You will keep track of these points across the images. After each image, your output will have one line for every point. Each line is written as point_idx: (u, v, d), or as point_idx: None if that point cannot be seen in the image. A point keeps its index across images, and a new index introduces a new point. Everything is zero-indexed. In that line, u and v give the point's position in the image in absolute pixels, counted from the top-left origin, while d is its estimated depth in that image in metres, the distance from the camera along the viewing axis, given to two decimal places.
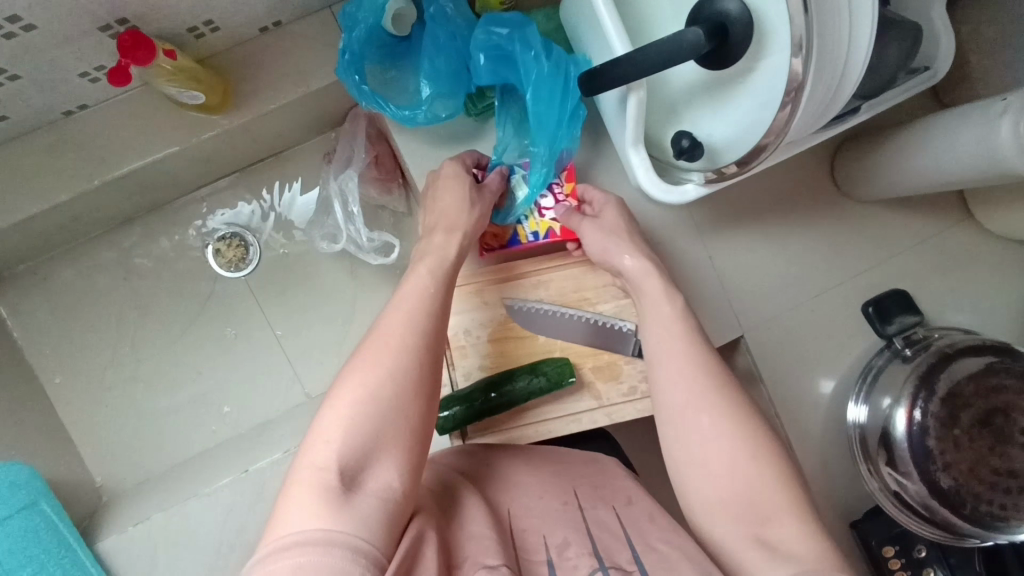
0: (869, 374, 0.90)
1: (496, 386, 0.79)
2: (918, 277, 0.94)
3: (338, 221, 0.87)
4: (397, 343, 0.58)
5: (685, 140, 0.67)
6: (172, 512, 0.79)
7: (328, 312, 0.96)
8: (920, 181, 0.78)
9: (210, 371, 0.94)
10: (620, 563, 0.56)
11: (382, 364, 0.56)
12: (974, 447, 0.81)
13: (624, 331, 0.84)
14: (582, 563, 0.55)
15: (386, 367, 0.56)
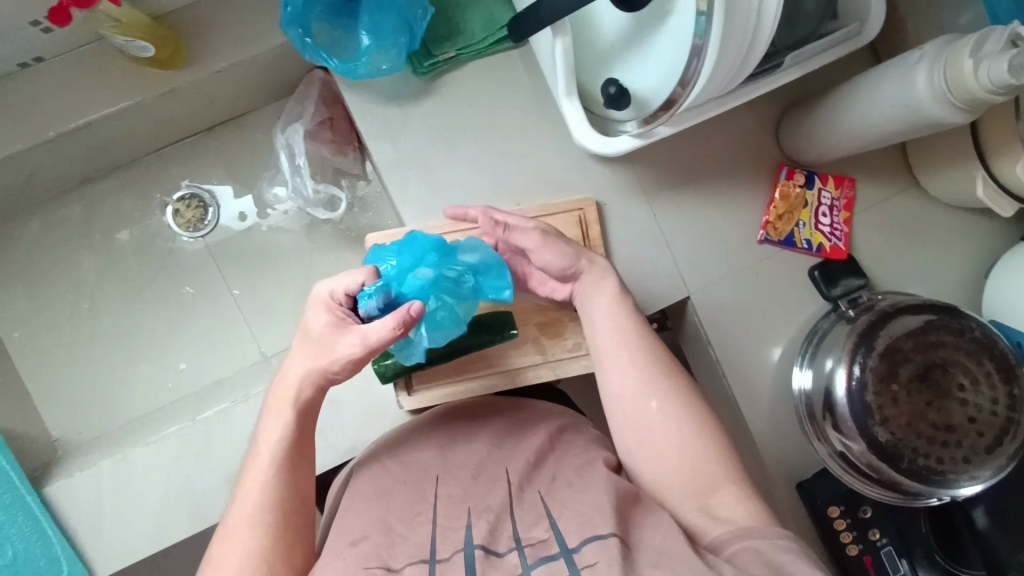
0: (814, 337, 0.91)
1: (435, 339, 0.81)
2: (865, 242, 0.95)
3: (284, 171, 0.92)
4: (271, 459, 0.62)
5: (612, 87, 0.69)
6: (119, 460, 0.82)
7: (284, 273, 0.98)
8: (853, 141, 0.79)
9: (167, 329, 0.97)
10: (537, 535, 0.60)
11: (255, 495, 0.61)
12: (912, 402, 0.82)
13: None
14: (501, 538, 0.60)
15: (259, 488, 0.61)
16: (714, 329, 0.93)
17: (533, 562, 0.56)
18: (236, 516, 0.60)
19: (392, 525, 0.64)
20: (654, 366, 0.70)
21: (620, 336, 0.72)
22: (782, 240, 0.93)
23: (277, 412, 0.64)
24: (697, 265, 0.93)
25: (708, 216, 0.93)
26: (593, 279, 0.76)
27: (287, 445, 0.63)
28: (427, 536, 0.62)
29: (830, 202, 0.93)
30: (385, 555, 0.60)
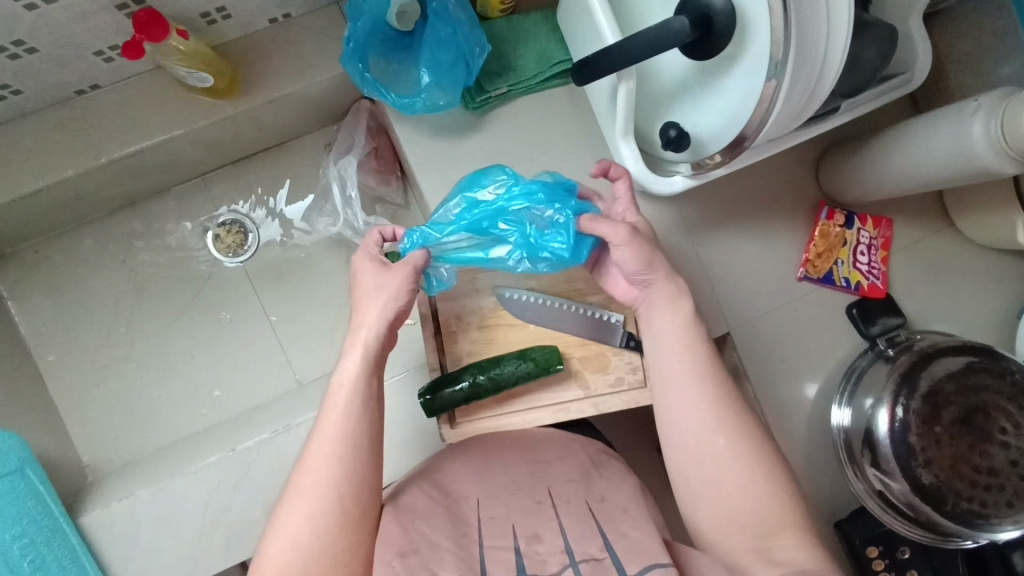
0: (853, 375, 0.91)
1: (488, 372, 0.81)
2: (901, 282, 0.96)
3: (336, 204, 0.90)
4: (338, 423, 0.63)
5: (672, 131, 0.71)
6: (157, 489, 0.80)
7: (322, 301, 0.98)
8: (899, 184, 0.81)
9: (203, 354, 0.96)
10: (590, 553, 0.58)
11: (322, 467, 0.61)
12: (954, 445, 0.82)
13: (612, 322, 0.85)
14: (552, 559, 0.58)
15: (329, 460, 0.61)
16: (752, 364, 0.94)
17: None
18: (305, 486, 0.60)
19: (438, 540, 0.60)
20: (716, 395, 0.65)
21: (696, 372, 0.66)
22: (820, 278, 0.94)
23: (344, 385, 0.65)
24: (737, 302, 0.93)
25: (748, 253, 0.93)
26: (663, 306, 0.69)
27: (354, 419, 0.63)
28: (474, 555, 0.59)
29: (868, 241, 0.94)
30: (434, 567, 0.56)
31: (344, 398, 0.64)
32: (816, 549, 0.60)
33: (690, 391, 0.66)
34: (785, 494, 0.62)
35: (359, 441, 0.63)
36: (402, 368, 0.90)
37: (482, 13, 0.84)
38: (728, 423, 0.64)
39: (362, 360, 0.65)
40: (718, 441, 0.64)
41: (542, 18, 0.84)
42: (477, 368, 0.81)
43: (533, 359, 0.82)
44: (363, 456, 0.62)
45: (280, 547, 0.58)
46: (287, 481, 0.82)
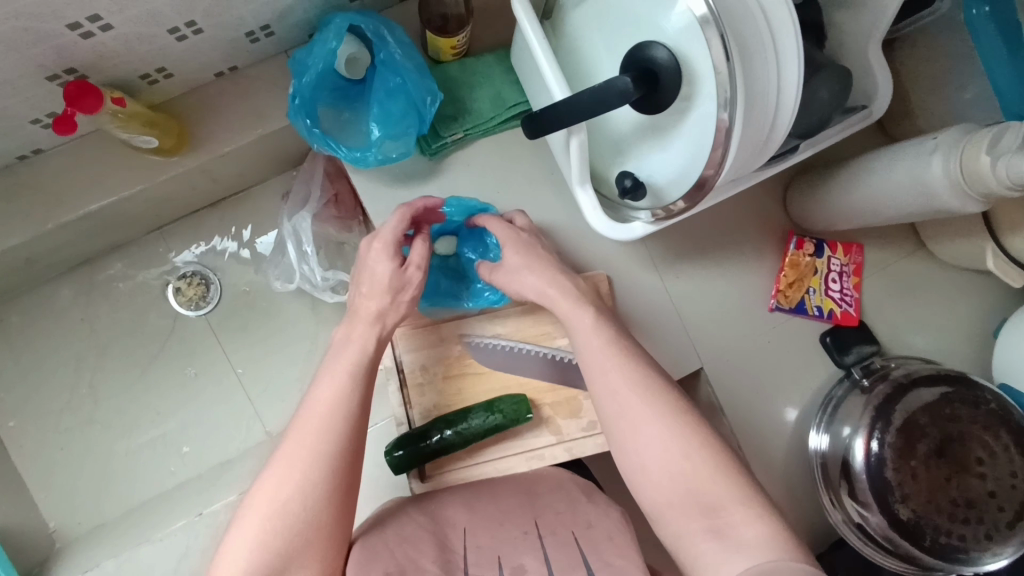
0: (829, 405, 0.90)
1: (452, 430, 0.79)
2: (876, 307, 0.95)
3: (291, 261, 0.87)
4: (315, 441, 0.59)
5: (628, 180, 0.69)
6: (122, 559, 0.79)
7: (290, 349, 0.97)
8: (866, 217, 0.80)
9: (169, 410, 0.94)
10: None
11: (283, 482, 0.57)
12: (930, 476, 0.81)
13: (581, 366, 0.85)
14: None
15: (293, 479, 0.57)
16: (728, 398, 0.92)
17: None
18: (260, 501, 0.57)
19: (425, 565, 0.60)
20: (637, 371, 0.65)
21: (607, 362, 0.66)
22: (793, 308, 0.92)
23: (323, 401, 0.62)
24: (709, 336, 0.92)
25: (718, 285, 0.92)
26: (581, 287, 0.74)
27: (339, 422, 0.61)
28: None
29: (839, 268, 0.93)
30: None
31: (322, 419, 0.61)
32: (767, 515, 0.56)
33: (611, 372, 0.66)
34: (727, 467, 0.59)
35: (331, 463, 0.59)
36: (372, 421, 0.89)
37: (435, 58, 0.82)
38: (652, 399, 0.63)
39: (354, 365, 0.64)
40: (646, 425, 0.62)
41: (496, 59, 0.83)
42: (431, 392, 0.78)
43: (498, 416, 0.80)
44: (337, 480, 0.59)
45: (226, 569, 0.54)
46: None
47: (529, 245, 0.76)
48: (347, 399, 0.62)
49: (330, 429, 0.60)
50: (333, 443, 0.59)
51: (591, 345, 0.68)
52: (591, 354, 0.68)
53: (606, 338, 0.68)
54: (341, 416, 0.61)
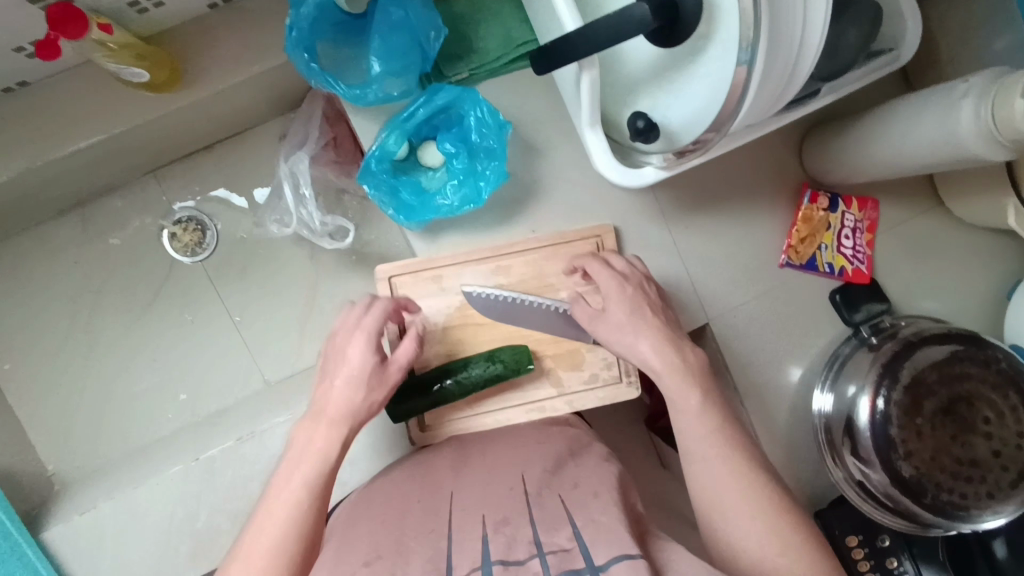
0: (836, 362, 0.89)
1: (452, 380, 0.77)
2: (889, 265, 0.93)
3: (287, 204, 0.83)
4: (313, 471, 0.60)
5: (640, 122, 0.65)
6: (120, 501, 0.79)
7: (288, 298, 0.95)
8: (887, 166, 0.77)
9: (166, 357, 0.93)
10: (559, 544, 0.54)
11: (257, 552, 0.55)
12: (935, 435, 0.80)
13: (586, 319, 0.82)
14: (520, 546, 0.54)
15: (289, 515, 0.57)
16: (732, 355, 0.91)
17: (556, 571, 0.50)
18: (234, 569, 0.55)
19: (408, 543, 0.57)
20: (642, 313, 0.70)
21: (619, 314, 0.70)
22: (803, 264, 0.90)
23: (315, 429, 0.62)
24: (716, 291, 0.90)
25: (728, 239, 0.89)
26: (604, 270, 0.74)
27: (334, 453, 0.61)
28: (443, 551, 0.56)
29: (854, 224, 0.90)
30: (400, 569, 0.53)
31: (298, 485, 0.59)
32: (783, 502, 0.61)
33: (617, 320, 0.70)
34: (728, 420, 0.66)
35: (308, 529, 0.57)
36: None
37: None
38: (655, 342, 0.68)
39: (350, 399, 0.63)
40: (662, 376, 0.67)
41: None
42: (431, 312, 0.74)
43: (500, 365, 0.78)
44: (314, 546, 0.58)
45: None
46: (255, 489, 0.80)
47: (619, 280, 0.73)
48: (345, 432, 0.63)
49: (327, 462, 0.60)
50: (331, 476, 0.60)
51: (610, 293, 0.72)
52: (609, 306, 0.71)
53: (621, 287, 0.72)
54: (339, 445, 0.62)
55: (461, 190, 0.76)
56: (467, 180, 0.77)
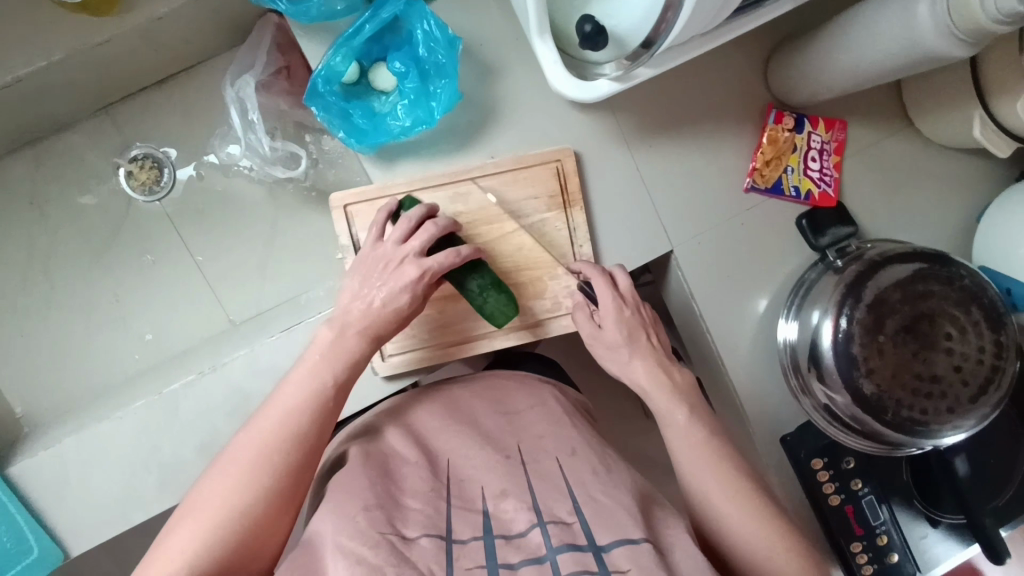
0: (801, 288, 0.89)
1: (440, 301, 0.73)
2: (857, 189, 0.91)
3: (236, 129, 0.83)
4: (263, 443, 0.63)
5: (588, 25, 0.64)
6: (83, 435, 0.79)
7: (250, 237, 0.94)
8: (849, 77, 0.75)
9: (129, 297, 0.93)
10: (559, 517, 0.58)
11: (226, 497, 0.60)
12: (898, 353, 0.80)
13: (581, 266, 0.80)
14: (519, 517, 0.58)
15: (230, 483, 0.61)
16: (698, 284, 0.90)
17: (557, 544, 0.54)
18: (202, 508, 0.60)
19: (406, 501, 0.59)
20: (643, 350, 0.76)
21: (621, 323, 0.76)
22: (768, 188, 0.89)
23: (279, 406, 0.65)
24: (682, 219, 0.88)
25: (693, 164, 0.88)
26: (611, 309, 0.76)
27: (290, 434, 0.64)
28: (441, 512, 0.59)
29: (820, 145, 0.89)
30: (398, 524, 0.56)
31: (269, 435, 0.64)
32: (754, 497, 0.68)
33: (617, 327, 0.76)
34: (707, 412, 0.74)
35: (273, 477, 0.62)
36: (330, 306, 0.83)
37: None
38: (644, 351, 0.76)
39: (320, 381, 0.67)
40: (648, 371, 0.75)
41: None
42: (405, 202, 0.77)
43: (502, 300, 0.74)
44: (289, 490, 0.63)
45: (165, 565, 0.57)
46: (218, 422, 0.80)
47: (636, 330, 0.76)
48: (305, 411, 0.65)
49: (281, 436, 0.63)
50: (284, 452, 0.63)
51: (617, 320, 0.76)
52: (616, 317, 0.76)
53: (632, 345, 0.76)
54: (294, 419, 0.65)
55: (412, 111, 0.75)
56: (418, 102, 0.75)
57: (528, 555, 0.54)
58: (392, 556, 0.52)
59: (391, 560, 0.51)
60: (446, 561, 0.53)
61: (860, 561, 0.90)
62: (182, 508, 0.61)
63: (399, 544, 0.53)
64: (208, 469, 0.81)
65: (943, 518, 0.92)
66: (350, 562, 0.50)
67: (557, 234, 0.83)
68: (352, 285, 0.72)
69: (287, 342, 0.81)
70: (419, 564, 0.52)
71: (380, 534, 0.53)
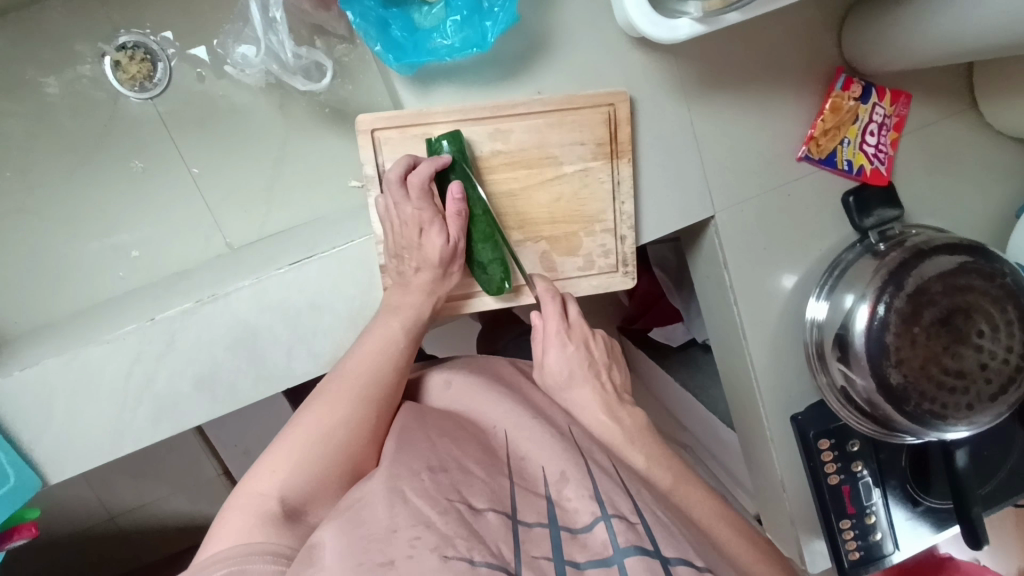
0: (836, 269, 0.86)
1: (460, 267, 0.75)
2: (907, 170, 0.87)
3: (257, 28, 0.76)
4: (356, 386, 0.65)
5: None
6: (67, 358, 0.71)
7: (256, 155, 0.88)
8: (938, 43, 0.69)
9: (116, 211, 0.86)
10: (623, 512, 0.54)
11: (318, 420, 0.62)
12: (929, 345, 0.78)
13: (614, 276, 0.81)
14: (583, 507, 0.55)
15: (325, 420, 0.62)
16: (732, 254, 0.86)
17: (624, 544, 0.51)
18: (300, 433, 0.61)
19: (469, 466, 0.58)
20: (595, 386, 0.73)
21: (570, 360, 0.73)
22: (821, 159, 0.84)
23: (365, 354, 0.68)
24: (727, 183, 0.83)
25: (747, 125, 0.82)
26: (554, 342, 0.73)
27: (376, 382, 0.66)
28: (506, 490, 0.56)
29: (881, 119, 0.83)
30: (463, 490, 0.54)
31: (363, 372, 0.66)
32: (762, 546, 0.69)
33: (563, 354, 0.73)
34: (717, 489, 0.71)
35: (357, 405, 0.64)
36: (347, 240, 0.76)
37: None
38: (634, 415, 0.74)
39: (404, 332, 0.70)
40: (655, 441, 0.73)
41: None
42: (450, 142, 0.70)
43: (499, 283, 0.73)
44: (374, 422, 0.65)
45: (266, 482, 0.58)
46: (219, 355, 0.75)
47: (584, 365, 0.73)
48: (387, 363, 0.68)
49: (367, 390, 0.65)
50: (369, 404, 0.65)
51: (562, 351, 0.73)
52: (560, 356, 0.73)
53: (576, 369, 0.73)
54: (383, 366, 0.67)
55: (462, 30, 0.67)
56: (469, 19, 0.66)
57: (593, 554, 0.51)
58: (462, 525, 0.48)
59: (460, 531, 0.48)
60: (514, 542, 0.50)
61: (846, 537, 0.92)
62: (276, 440, 0.62)
63: (468, 514, 0.50)
64: (205, 402, 0.76)
65: (926, 500, 0.96)
66: (418, 520, 0.48)
67: (599, 186, 0.77)
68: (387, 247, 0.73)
69: (297, 276, 0.74)
70: (488, 539, 0.49)
71: (448, 500, 0.51)
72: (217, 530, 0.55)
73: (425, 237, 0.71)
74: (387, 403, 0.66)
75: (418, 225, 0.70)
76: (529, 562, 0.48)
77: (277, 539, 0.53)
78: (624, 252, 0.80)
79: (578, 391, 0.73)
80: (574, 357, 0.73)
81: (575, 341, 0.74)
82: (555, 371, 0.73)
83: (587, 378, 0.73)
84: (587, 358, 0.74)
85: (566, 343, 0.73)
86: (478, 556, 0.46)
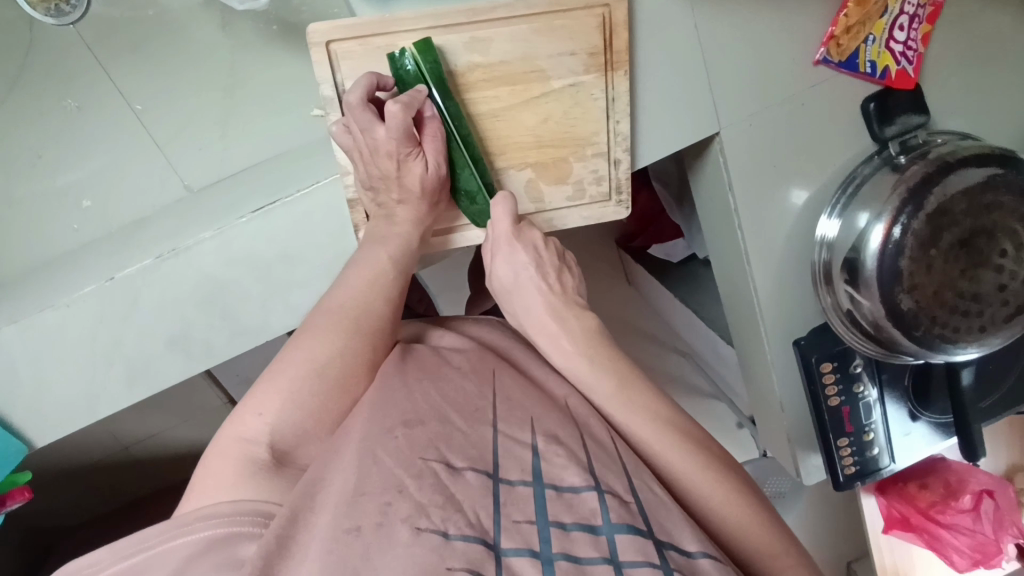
0: (850, 185, 0.79)
1: (446, 195, 0.70)
2: (937, 69, 0.77)
3: None
4: (345, 323, 0.60)
5: None
6: (27, 326, 0.68)
7: (202, 84, 0.84)
8: None
9: (57, 156, 0.82)
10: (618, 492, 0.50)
11: (306, 358, 0.57)
12: (945, 269, 0.72)
13: (610, 208, 0.75)
14: (572, 468, 0.50)
15: (314, 358, 0.57)
16: (736, 174, 0.78)
17: (616, 520, 0.47)
18: (283, 371, 0.56)
19: (449, 415, 0.54)
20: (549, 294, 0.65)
21: (518, 265, 0.65)
22: (842, 62, 0.74)
23: (356, 285, 0.62)
24: (733, 91, 0.73)
25: (757, 23, 0.71)
26: (503, 246, 0.66)
27: (366, 316, 0.61)
28: (487, 441, 0.52)
29: (913, 10, 0.73)
30: (442, 446, 0.50)
31: (351, 304, 0.61)
32: None
33: (511, 256, 0.66)
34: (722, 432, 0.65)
35: (349, 338, 0.59)
36: (312, 179, 0.69)
37: None
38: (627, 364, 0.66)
39: (393, 268, 0.65)
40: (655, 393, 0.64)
41: None
42: (418, 54, 0.61)
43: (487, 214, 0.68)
44: (368, 355, 0.60)
45: (253, 426, 0.54)
46: (187, 312, 0.71)
47: (534, 271, 0.65)
48: (375, 297, 0.63)
49: (358, 325, 0.60)
50: (358, 341, 0.60)
51: (507, 250, 0.66)
52: (507, 259, 0.66)
53: (526, 276, 0.65)
54: (375, 301, 0.62)
55: None
56: None
57: (581, 517, 0.47)
58: (435, 490, 0.45)
59: (434, 499, 0.45)
60: (494, 507, 0.46)
61: (843, 454, 0.92)
62: (263, 376, 0.57)
63: (445, 475, 0.47)
64: (180, 360, 0.73)
65: (924, 414, 0.95)
66: (390, 487, 0.45)
67: (591, 102, 0.69)
68: (361, 178, 0.66)
69: (260, 224, 0.68)
70: (465, 504, 0.45)
71: (423, 461, 0.48)
72: (204, 472, 0.52)
73: (406, 168, 0.65)
74: (382, 339, 0.62)
75: (395, 158, 0.64)
76: (509, 527, 0.45)
77: (266, 485, 0.50)
78: (617, 178, 0.73)
79: (524, 300, 0.65)
80: (520, 259, 0.65)
81: (526, 240, 0.66)
82: (500, 270, 0.66)
83: (534, 287, 0.65)
84: (537, 260, 0.66)
85: (515, 244, 0.65)
86: (452, 529, 0.43)
